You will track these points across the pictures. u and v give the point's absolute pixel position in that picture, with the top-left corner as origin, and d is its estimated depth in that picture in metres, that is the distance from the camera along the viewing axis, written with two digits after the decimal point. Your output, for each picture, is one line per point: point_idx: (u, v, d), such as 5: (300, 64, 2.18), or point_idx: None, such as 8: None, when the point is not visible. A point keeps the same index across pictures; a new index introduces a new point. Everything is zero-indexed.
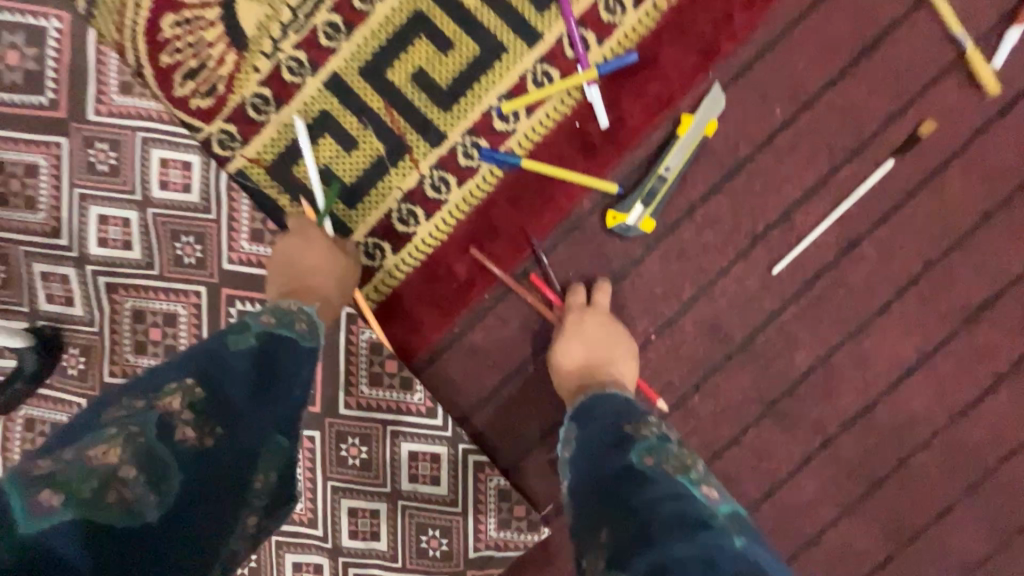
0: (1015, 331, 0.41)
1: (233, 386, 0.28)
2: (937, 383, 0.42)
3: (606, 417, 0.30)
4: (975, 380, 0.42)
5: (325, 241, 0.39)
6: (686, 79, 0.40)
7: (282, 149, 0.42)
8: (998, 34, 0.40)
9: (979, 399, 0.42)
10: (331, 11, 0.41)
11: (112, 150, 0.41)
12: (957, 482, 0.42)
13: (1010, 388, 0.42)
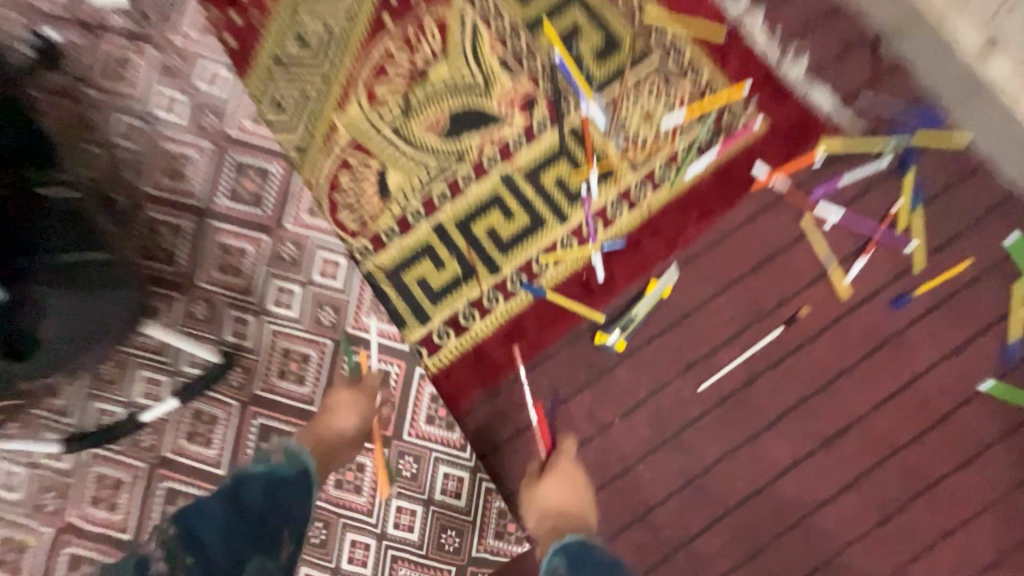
0: (858, 453, 0.62)
1: (221, 507, 0.49)
2: (804, 481, 0.61)
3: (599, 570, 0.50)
4: (830, 483, 0.61)
5: (347, 397, 0.61)
6: (655, 258, 0.64)
7: (397, 262, 0.66)
8: (850, 261, 0.64)
9: (832, 498, 0.61)
10: (443, 184, 0.67)
11: (295, 246, 0.65)
12: (814, 556, 0.61)
13: (853, 493, 0.61)
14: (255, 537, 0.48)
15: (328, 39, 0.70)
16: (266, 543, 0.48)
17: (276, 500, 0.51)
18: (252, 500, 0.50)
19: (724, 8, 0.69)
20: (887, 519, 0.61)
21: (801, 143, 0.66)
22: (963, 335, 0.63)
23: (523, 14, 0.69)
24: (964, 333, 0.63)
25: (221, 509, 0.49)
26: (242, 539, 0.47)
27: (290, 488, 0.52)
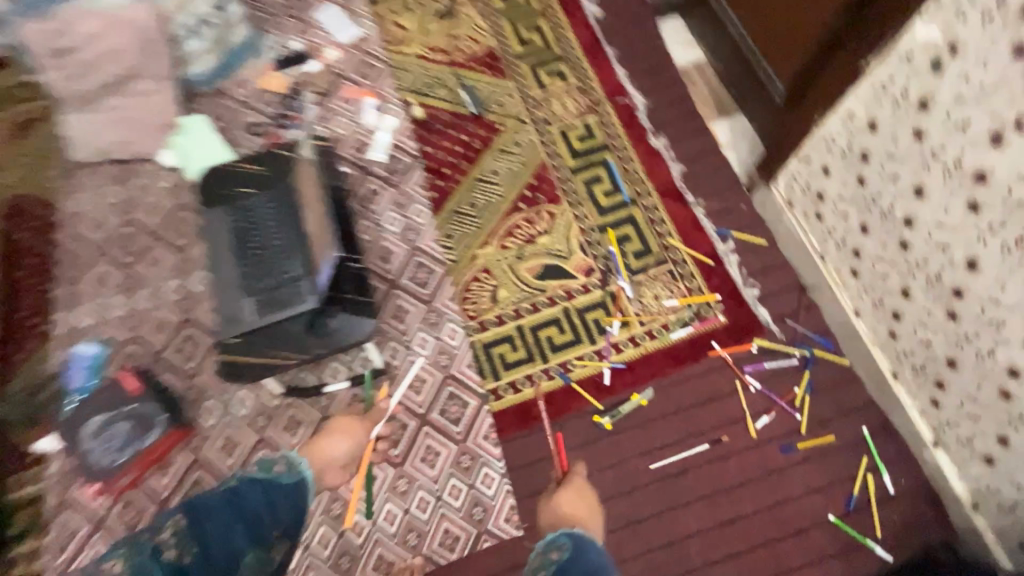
0: (741, 538, 0.97)
1: (235, 500, 0.84)
2: (703, 545, 0.96)
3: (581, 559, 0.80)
4: (719, 551, 0.96)
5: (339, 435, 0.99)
6: (642, 379, 1.07)
7: (490, 340, 1.11)
8: (760, 414, 1.04)
9: (719, 561, 0.95)
10: (529, 303, 1.14)
11: (437, 316, 1.13)
12: None
13: (733, 563, 0.95)
14: (253, 528, 0.81)
15: (486, 206, 1.22)
16: (263, 535, 0.81)
17: (277, 502, 0.86)
18: (256, 505, 0.84)
19: (716, 247, 1.17)
20: None
21: (743, 336, 1.09)
22: (824, 481, 0.99)
23: (599, 222, 1.20)
24: (825, 479, 0.99)
25: (229, 506, 0.83)
26: (243, 532, 0.80)
27: (291, 491, 0.87)
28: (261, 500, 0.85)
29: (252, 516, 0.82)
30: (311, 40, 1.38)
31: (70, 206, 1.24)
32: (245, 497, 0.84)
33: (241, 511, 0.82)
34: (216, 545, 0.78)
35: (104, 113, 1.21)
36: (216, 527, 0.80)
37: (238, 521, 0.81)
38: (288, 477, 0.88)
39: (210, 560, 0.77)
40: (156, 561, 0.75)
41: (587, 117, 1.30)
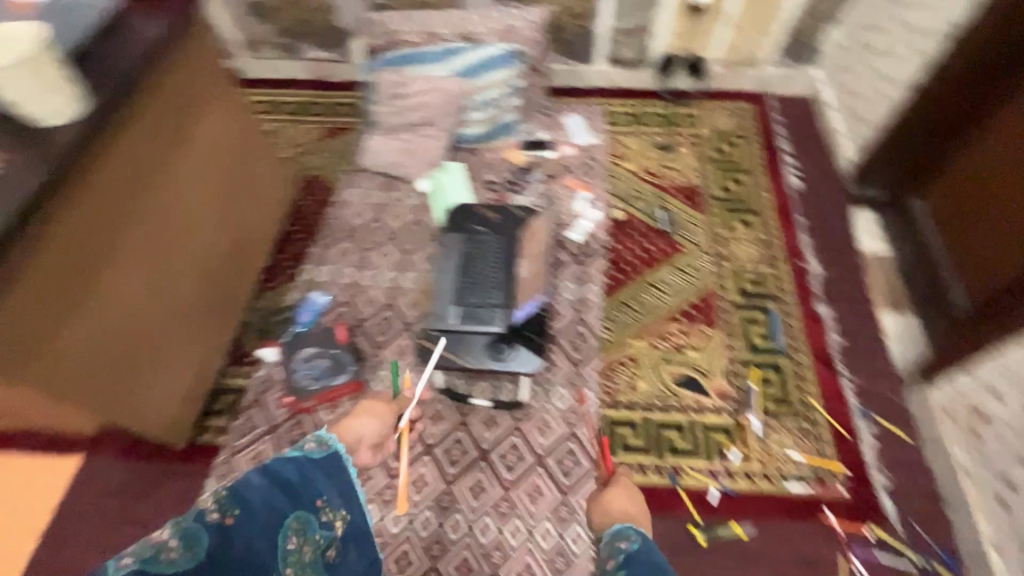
0: None
1: (255, 479, 0.75)
2: None
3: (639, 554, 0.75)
4: None
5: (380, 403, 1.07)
6: (745, 513, 1.13)
7: (617, 419, 1.24)
8: None
9: None
10: (661, 402, 1.25)
11: (577, 379, 1.26)
12: None
13: None
14: (298, 501, 0.77)
15: (650, 306, 1.40)
16: (306, 502, 0.78)
17: (315, 475, 0.81)
18: (292, 478, 0.79)
19: (854, 422, 1.22)
20: None
21: (856, 516, 1.12)
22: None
23: (747, 357, 1.31)
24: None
25: (263, 481, 0.75)
26: (283, 500, 0.75)
27: (330, 465, 0.84)
28: (290, 480, 0.78)
29: (285, 488, 0.77)
30: (555, 135, 1.73)
31: (344, 193, 1.63)
32: (276, 475, 0.78)
33: (276, 485, 0.76)
34: (256, 516, 0.71)
35: (397, 140, 1.62)
36: (255, 497, 0.73)
37: (275, 493, 0.75)
38: (322, 453, 0.84)
39: (256, 529, 0.71)
40: (202, 530, 0.67)
41: (762, 266, 1.46)
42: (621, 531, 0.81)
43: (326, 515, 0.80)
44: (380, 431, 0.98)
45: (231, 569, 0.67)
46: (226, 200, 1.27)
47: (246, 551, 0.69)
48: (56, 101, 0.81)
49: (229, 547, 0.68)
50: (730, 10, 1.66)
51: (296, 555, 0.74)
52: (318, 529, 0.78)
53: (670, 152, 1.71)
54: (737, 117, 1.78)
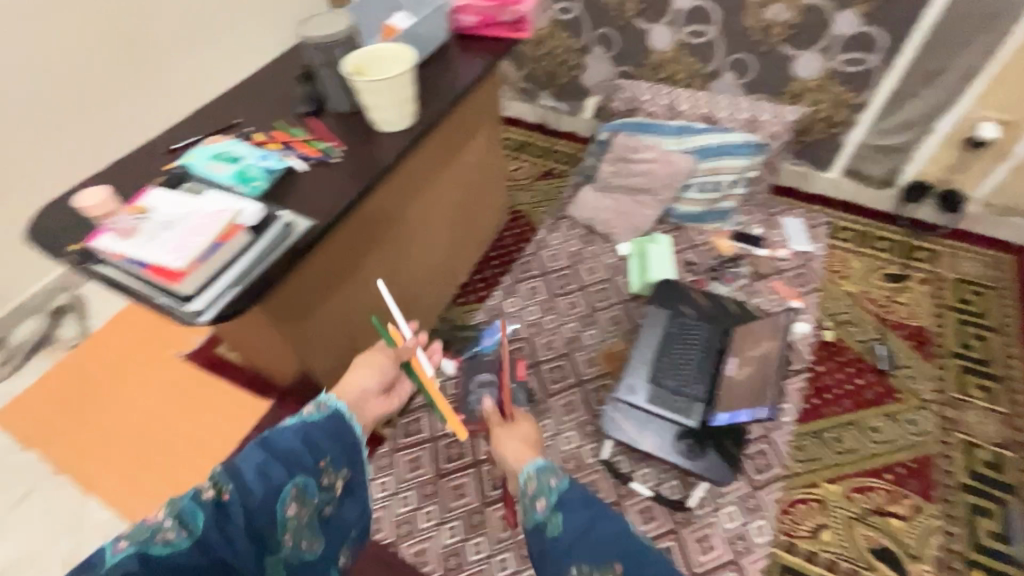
0: None
1: (249, 454, 0.66)
2: None
3: (575, 511, 0.60)
4: None
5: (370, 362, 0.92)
6: None
7: (791, 565, 1.08)
8: None
9: None
10: (849, 566, 1.09)
11: (754, 504, 1.14)
12: None
13: None
14: (297, 468, 0.67)
15: (850, 449, 1.22)
16: (306, 468, 0.68)
17: (318, 437, 0.71)
18: (291, 445, 0.69)
19: None
20: None
21: None
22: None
23: (967, 554, 1.10)
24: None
25: (257, 453, 0.66)
26: (279, 473, 0.66)
27: (336, 425, 0.73)
28: (288, 444, 0.69)
29: (283, 455, 0.67)
30: (769, 234, 1.64)
31: (545, 234, 1.69)
32: (274, 444, 0.68)
33: (272, 452, 0.67)
34: (253, 488, 0.63)
35: (611, 200, 1.65)
36: (251, 466, 0.64)
37: (271, 461, 0.66)
38: (323, 416, 0.73)
39: (254, 502, 0.63)
40: (200, 510, 0.60)
41: (1002, 447, 1.23)
42: (544, 467, 0.66)
43: (328, 478, 0.71)
44: (382, 380, 0.89)
45: (224, 552, 0.60)
46: (461, 209, 1.37)
47: (246, 531, 0.62)
48: (400, 112, 0.92)
49: (224, 523, 0.61)
50: (1016, 151, 1.47)
51: (294, 522, 0.66)
52: (319, 492, 0.70)
53: (899, 284, 1.53)
54: (989, 267, 1.56)
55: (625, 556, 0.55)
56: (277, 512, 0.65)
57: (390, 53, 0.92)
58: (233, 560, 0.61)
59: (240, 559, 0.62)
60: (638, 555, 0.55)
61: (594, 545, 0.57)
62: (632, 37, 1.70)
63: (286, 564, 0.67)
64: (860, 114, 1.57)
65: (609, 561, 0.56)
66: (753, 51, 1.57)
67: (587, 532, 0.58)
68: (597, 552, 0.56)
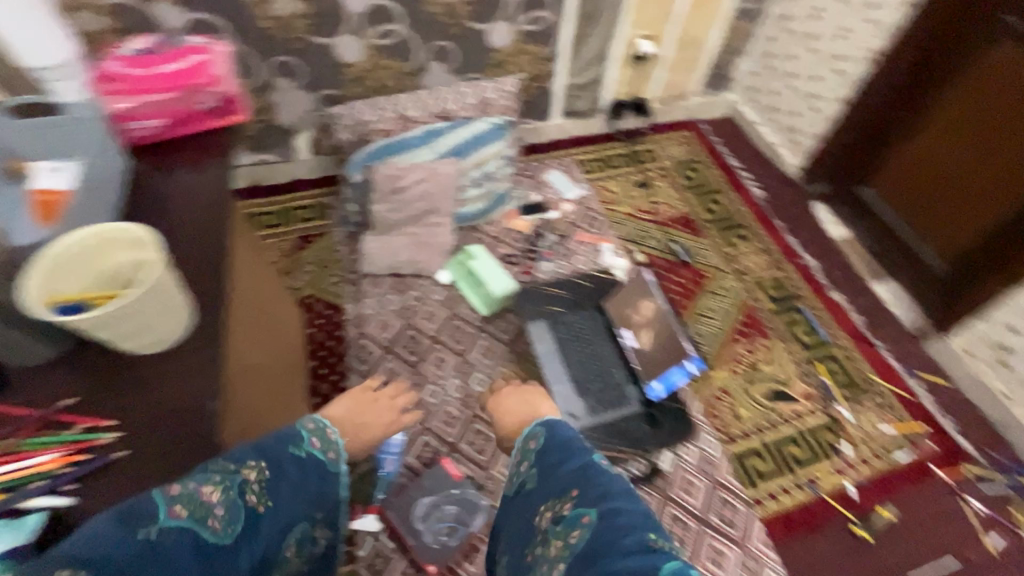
0: None
1: (286, 475, 0.59)
2: None
3: (546, 464, 0.66)
4: None
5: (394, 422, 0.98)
6: (881, 494, 1.22)
7: (737, 449, 1.27)
8: (985, 526, 1.20)
9: None
10: (765, 420, 1.31)
11: (705, 440, 1.24)
12: None
13: None
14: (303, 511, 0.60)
15: (710, 337, 1.46)
16: (314, 512, 0.61)
17: (329, 492, 0.63)
18: (315, 486, 0.62)
19: (910, 386, 1.40)
20: None
21: (953, 461, 1.28)
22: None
23: (807, 355, 1.44)
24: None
25: (295, 475, 0.60)
26: (292, 503, 0.59)
27: (344, 494, 0.65)
28: (326, 476, 0.63)
29: (311, 494, 0.61)
30: (545, 195, 1.75)
31: (356, 307, 1.44)
32: (314, 467, 0.62)
33: (300, 486, 0.60)
34: (276, 506, 0.57)
35: (403, 237, 1.46)
36: (275, 498, 0.58)
37: (293, 503, 0.59)
38: (342, 470, 0.65)
39: (268, 527, 0.56)
40: (238, 506, 0.54)
41: (772, 274, 1.62)
42: (529, 430, 0.73)
43: (318, 532, 0.64)
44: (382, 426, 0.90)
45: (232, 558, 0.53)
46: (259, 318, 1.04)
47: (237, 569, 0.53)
48: (173, 316, 0.58)
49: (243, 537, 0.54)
50: (667, 53, 1.80)
51: (290, 556, 0.61)
52: (306, 543, 0.62)
53: (648, 187, 1.83)
54: (686, 146, 1.97)
55: (583, 485, 0.61)
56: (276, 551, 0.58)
57: (86, 246, 0.55)
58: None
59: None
60: (597, 491, 0.60)
61: (564, 474, 0.64)
62: (318, 55, 1.44)
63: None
64: (556, 61, 1.69)
65: (567, 487, 0.62)
66: (447, 35, 1.51)
67: (539, 481, 0.66)
68: (556, 484, 0.63)
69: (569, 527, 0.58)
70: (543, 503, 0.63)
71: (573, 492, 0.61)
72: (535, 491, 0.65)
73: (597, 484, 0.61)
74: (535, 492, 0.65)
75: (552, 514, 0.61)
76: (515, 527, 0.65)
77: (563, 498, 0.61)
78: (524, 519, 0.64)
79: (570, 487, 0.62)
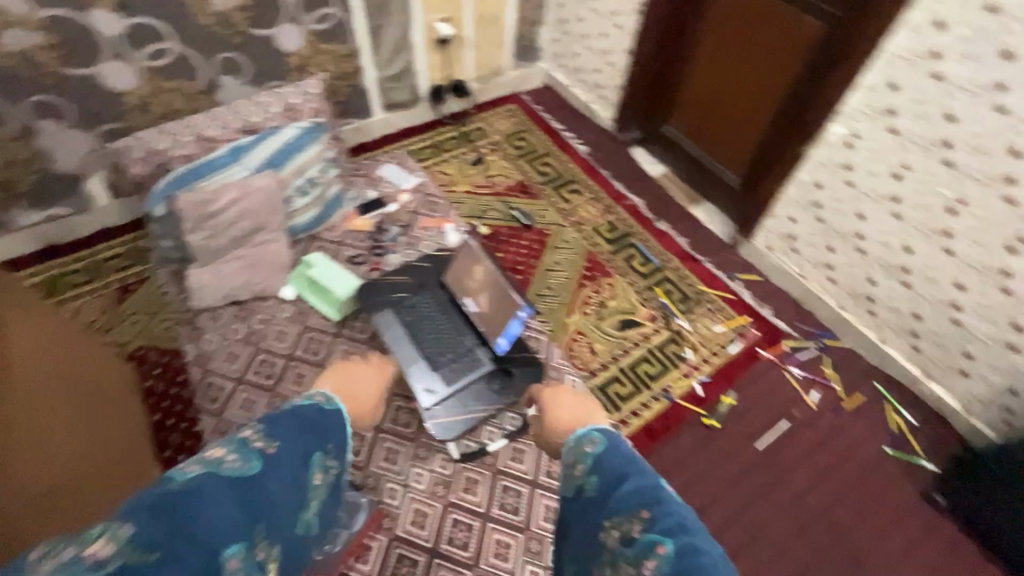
0: (825, 469, 1.28)
1: (282, 423, 0.62)
2: (812, 481, 1.26)
3: (606, 477, 0.67)
4: (821, 482, 1.26)
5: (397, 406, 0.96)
6: (723, 383, 1.39)
7: (599, 381, 1.37)
8: (804, 386, 1.40)
9: (827, 494, 1.25)
10: (618, 349, 1.44)
11: (565, 378, 1.34)
12: (823, 524, 1.21)
13: (831, 486, 1.26)
14: (313, 435, 0.64)
15: (561, 288, 1.56)
16: (323, 442, 0.65)
17: (324, 419, 0.67)
18: (313, 419, 0.66)
19: (731, 287, 1.59)
20: (853, 508, 1.23)
21: (773, 340, 1.48)
22: (885, 445, 1.32)
23: (645, 283, 1.59)
24: (887, 444, 1.32)
25: (291, 425, 0.62)
26: (303, 441, 0.62)
27: (337, 420, 0.69)
28: (316, 419, 0.66)
29: (311, 423, 0.65)
30: (381, 190, 1.74)
31: (196, 346, 1.35)
32: (304, 414, 0.65)
33: (301, 425, 0.63)
34: (289, 442, 0.60)
35: (231, 262, 1.39)
36: (284, 435, 0.60)
37: (303, 434, 0.62)
38: (331, 407, 0.69)
39: (291, 460, 0.59)
40: (248, 452, 0.55)
41: (606, 219, 1.75)
42: (584, 433, 0.74)
43: (332, 461, 0.66)
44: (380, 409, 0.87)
45: (267, 492, 0.53)
46: (81, 366, 0.95)
47: (279, 492, 0.55)
48: None
49: (272, 470, 0.56)
50: (468, 33, 1.86)
51: (315, 492, 0.63)
52: (328, 465, 0.65)
53: (483, 163, 1.90)
54: (511, 118, 2.06)
55: (654, 509, 0.60)
56: (304, 482, 0.60)
57: None
58: (256, 524, 0.51)
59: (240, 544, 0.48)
60: (667, 518, 0.59)
61: (626, 492, 0.63)
62: (84, 89, 1.32)
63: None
64: (359, 57, 1.68)
65: (638, 506, 0.61)
66: (230, 46, 1.44)
67: (600, 493, 0.67)
68: (625, 502, 0.63)
69: (642, 554, 0.57)
70: (610, 519, 0.64)
71: (642, 513, 0.60)
72: (599, 498, 0.66)
73: (663, 504, 0.61)
74: (600, 502, 0.66)
75: (619, 533, 0.62)
76: (583, 531, 0.68)
77: (633, 518, 0.61)
78: (593, 530, 0.66)
79: (641, 507, 0.61)
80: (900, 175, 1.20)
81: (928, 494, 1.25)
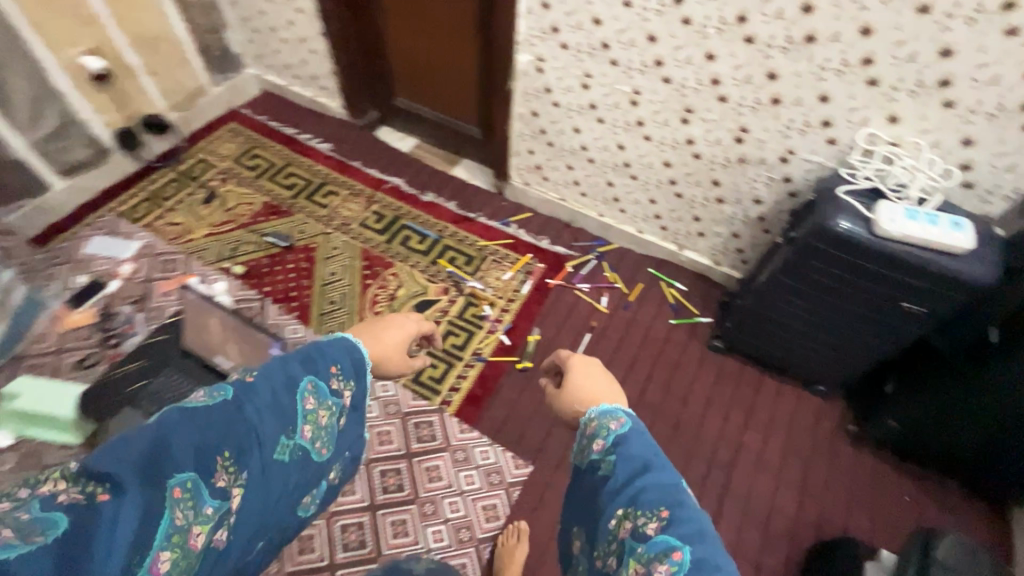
0: (631, 360, 1.40)
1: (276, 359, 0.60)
2: (625, 376, 1.38)
3: (623, 463, 0.59)
4: (632, 373, 1.38)
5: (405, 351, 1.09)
6: (526, 324, 1.44)
7: (410, 374, 1.33)
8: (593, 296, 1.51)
9: (639, 381, 1.37)
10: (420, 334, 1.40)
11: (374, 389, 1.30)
12: (644, 409, 1.34)
13: (640, 373, 1.39)
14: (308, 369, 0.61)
15: (344, 298, 1.46)
16: (320, 371, 0.62)
17: (326, 350, 0.65)
18: (314, 352, 0.64)
19: (508, 232, 1.63)
20: (664, 382, 1.38)
21: (557, 266, 1.56)
22: (670, 317, 1.48)
23: (428, 259, 1.56)
24: (671, 316, 1.48)
25: (290, 360, 0.60)
26: (297, 373, 0.59)
27: (350, 353, 0.68)
28: (315, 348, 0.64)
29: (308, 356, 0.63)
30: (95, 271, 1.46)
31: None
32: (306, 349, 0.63)
33: (298, 358, 0.61)
34: (276, 377, 0.57)
35: None
36: (274, 370, 0.58)
37: (295, 366, 0.60)
38: (335, 339, 0.68)
39: (274, 393, 0.56)
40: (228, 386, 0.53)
41: (371, 210, 1.67)
42: (609, 410, 0.67)
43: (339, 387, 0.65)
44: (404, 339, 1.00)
45: (242, 420, 0.51)
46: None
47: (258, 418, 0.53)
48: None
49: (247, 398, 0.53)
50: (131, 60, 1.58)
51: (314, 420, 0.60)
52: (329, 397, 0.63)
53: (217, 197, 1.67)
54: (234, 137, 1.83)
55: (676, 510, 0.53)
56: (297, 405, 0.58)
57: None
58: (227, 451, 0.49)
59: (186, 475, 0.45)
60: (689, 520, 0.52)
61: (648, 485, 0.56)
62: None
63: (214, 526, 0.48)
64: None
65: (659, 503, 0.54)
66: None
67: (615, 478, 0.59)
68: (644, 492, 0.55)
69: (658, 555, 0.49)
70: (621, 507, 0.56)
71: (662, 512, 0.52)
72: (613, 481, 0.59)
73: (685, 506, 0.53)
74: (614, 485, 0.59)
75: (629, 524, 0.54)
76: (590, 509, 0.62)
77: (651, 515, 0.53)
78: (600, 515, 0.59)
79: (660, 505, 0.53)
80: (586, 84, 1.29)
81: (711, 344, 1.43)
